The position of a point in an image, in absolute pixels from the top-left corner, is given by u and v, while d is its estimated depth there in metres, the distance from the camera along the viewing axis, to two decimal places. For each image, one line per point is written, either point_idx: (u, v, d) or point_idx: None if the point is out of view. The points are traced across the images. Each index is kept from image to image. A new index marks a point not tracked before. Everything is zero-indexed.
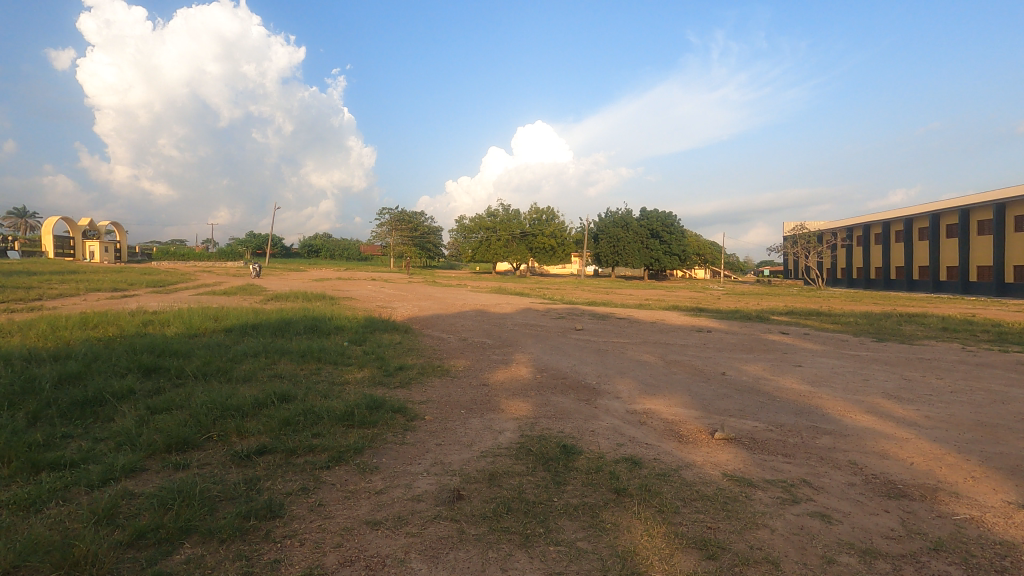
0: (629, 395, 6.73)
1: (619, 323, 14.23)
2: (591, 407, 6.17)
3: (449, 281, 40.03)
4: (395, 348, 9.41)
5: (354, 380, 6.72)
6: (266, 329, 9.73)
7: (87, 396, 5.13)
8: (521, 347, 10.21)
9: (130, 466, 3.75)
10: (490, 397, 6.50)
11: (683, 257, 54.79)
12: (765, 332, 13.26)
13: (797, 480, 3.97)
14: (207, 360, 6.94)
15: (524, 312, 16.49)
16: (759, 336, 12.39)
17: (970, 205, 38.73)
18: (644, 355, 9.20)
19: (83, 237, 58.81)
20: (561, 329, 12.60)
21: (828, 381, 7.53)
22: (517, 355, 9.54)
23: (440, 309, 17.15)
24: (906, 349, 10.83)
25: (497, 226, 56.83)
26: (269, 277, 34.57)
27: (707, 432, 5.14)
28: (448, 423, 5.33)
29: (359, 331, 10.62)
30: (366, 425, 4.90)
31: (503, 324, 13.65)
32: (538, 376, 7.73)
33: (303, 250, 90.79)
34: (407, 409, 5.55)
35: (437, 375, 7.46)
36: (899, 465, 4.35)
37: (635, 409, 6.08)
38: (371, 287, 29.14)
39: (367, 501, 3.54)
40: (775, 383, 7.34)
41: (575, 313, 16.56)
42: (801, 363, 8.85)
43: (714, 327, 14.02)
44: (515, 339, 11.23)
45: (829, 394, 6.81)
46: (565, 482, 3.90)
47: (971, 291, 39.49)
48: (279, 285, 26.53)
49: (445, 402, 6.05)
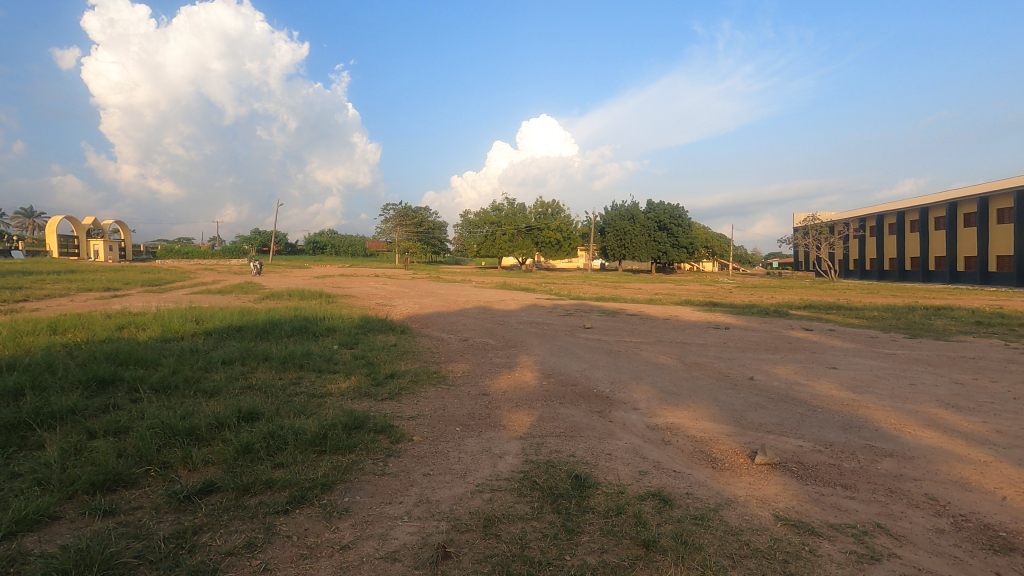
0: (647, 405, 5.94)
1: (631, 319, 13.44)
2: (605, 422, 5.38)
3: (456, 277, 39.20)
4: (389, 351, 8.63)
5: (337, 391, 5.96)
6: (250, 331, 8.99)
7: (18, 416, 4.37)
8: (527, 349, 9.41)
9: (37, 515, 3.00)
10: (490, 409, 5.71)
11: (691, 249, 54.01)
12: (788, 328, 12.41)
13: (871, 527, 3.16)
14: (174, 371, 6.18)
15: (530, 309, 15.70)
16: (782, 333, 11.52)
17: (988, 194, 37.61)
18: (662, 357, 8.39)
19: (88, 236, 58.58)
20: (569, 328, 11.79)
21: (870, 386, 6.69)
22: (522, 357, 8.75)
23: (442, 307, 16.37)
24: (945, 347, 9.94)
25: (503, 220, 56.05)
26: (273, 276, 33.97)
27: (745, 455, 4.33)
28: (440, 445, 4.56)
29: (352, 333, 9.83)
30: (341, 451, 4.14)
31: (507, 322, 12.87)
32: (545, 383, 6.94)
33: (309, 247, 90.43)
34: (392, 428, 4.78)
35: (432, 384, 6.69)
36: (990, 501, 3.53)
37: (656, 425, 5.29)
38: (374, 284, 28.46)
39: (328, 563, 2.77)
40: (812, 388, 6.51)
41: (583, 309, 15.80)
42: (834, 365, 8.04)
43: (731, 323, 13.18)
44: (520, 339, 10.42)
45: (879, 403, 5.95)
46: (579, 530, 3.12)
47: (990, 282, 38.44)
48: (279, 282, 25.80)
49: (437, 418, 5.27)
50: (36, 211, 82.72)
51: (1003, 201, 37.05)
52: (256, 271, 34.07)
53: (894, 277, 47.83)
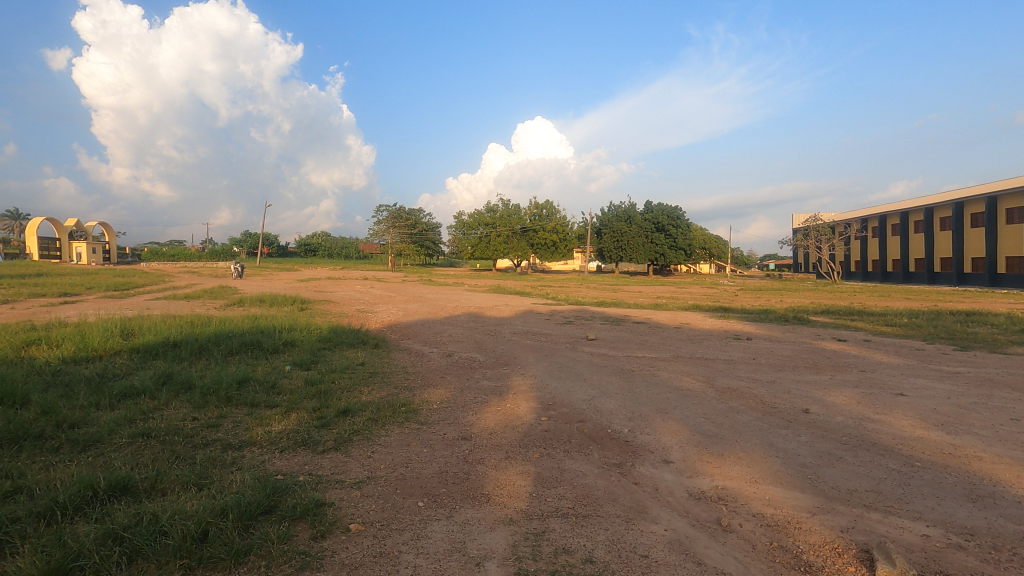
0: (683, 456, 4.41)
1: (639, 328, 11.94)
2: (631, 487, 3.84)
3: (447, 280, 37.54)
4: (354, 374, 7.05)
5: (265, 440, 4.40)
6: (186, 349, 7.40)
7: None
8: (521, 368, 7.87)
9: None
10: (471, 465, 4.18)
11: (689, 251, 52.71)
12: (818, 339, 10.92)
13: None
14: (46, 413, 4.58)
15: (524, 316, 14.16)
16: (815, 346, 9.97)
17: (997, 193, 36.38)
18: (686, 380, 6.86)
19: (69, 238, 56.60)
20: (569, 340, 10.25)
21: (964, 423, 5.19)
22: (516, 381, 7.19)
23: (428, 314, 14.78)
24: (1010, 363, 8.45)
25: (497, 221, 54.40)
26: (255, 279, 32.15)
27: (854, 561, 2.82)
28: (388, 540, 3.01)
29: (313, 350, 8.24)
30: (224, 565, 2.59)
31: (499, 332, 11.34)
32: (543, 420, 5.38)
33: (299, 248, 88.29)
34: (321, 510, 3.22)
35: (395, 422, 5.12)
36: None
37: (703, 491, 3.76)
38: (360, 288, 26.89)
39: None
40: (892, 429, 4.98)
41: (584, 316, 14.27)
42: (900, 390, 6.52)
43: (751, 333, 11.68)
44: (513, 355, 8.85)
45: (991, 452, 4.44)
46: None
47: (999, 283, 37.20)
48: (256, 286, 24.14)
49: (395, 486, 3.71)
50: (21, 213, 80.80)
51: (1013, 201, 35.77)
52: (236, 274, 32.43)
53: (898, 279, 46.69)
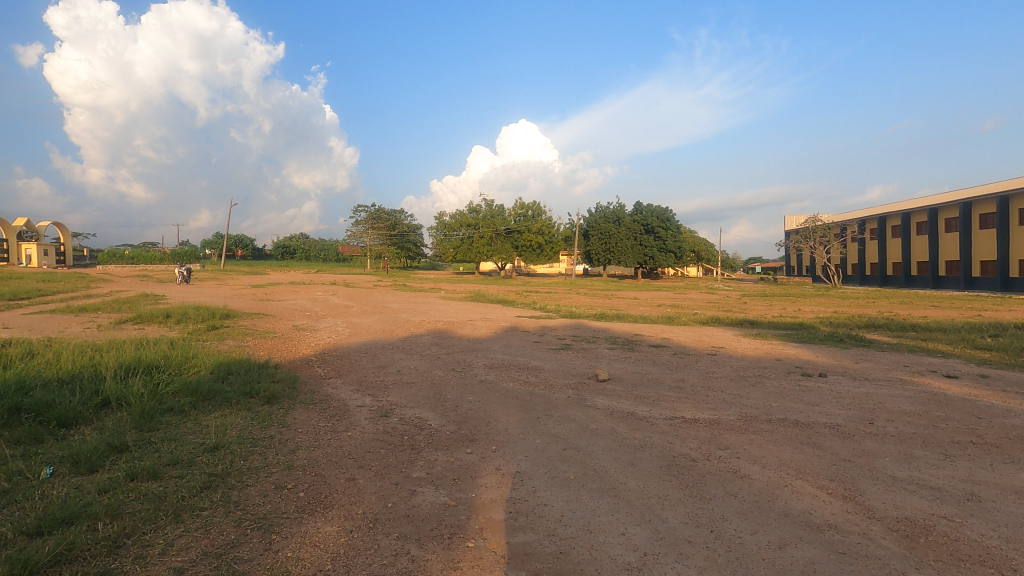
0: None
1: (665, 357, 8.71)
2: None
3: (424, 286, 34.05)
4: (173, 486, 3.64)
5: None
6: None
7: None
8: (498, 452, 4.52)
9: None
10: None
11: (681, 253, 49.90)
12: (919, 377, 7.72)
13: None
14: None
15: (508, 336, 10.87)
16: (932, 392, 6.69)
17: (1009, 192, 33.83)
18: (810, 496, 3.56)
19: (18, 239, 51.59)
20: (572, 381, 6.97)
21: None
22: (487, 489, 3.84)
23: (381, 334, 11.31)
24: None
25: (480, 222, 50.73)
26: (205, 284, 28.45)
27: None
28: None
29: (141, 420, 4.75)
30: None
31: (471, 365, 8.00)
32: None
33: (277, 251, 84.40)
34: None
35: None
36: None
37: None
38: (320, 294, 23.33)
39: None
40: None
41: (585, 336, 11.01)
42: None
43: (818, 365, 8.46)
44: (485, 417, 5.48)
45: None
46: None
47: (1012, 288, 34.76)
48: (195, 294, 20.50)
49: None
50: None
51: None
52: (185, 279, 28.76)
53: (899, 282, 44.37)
